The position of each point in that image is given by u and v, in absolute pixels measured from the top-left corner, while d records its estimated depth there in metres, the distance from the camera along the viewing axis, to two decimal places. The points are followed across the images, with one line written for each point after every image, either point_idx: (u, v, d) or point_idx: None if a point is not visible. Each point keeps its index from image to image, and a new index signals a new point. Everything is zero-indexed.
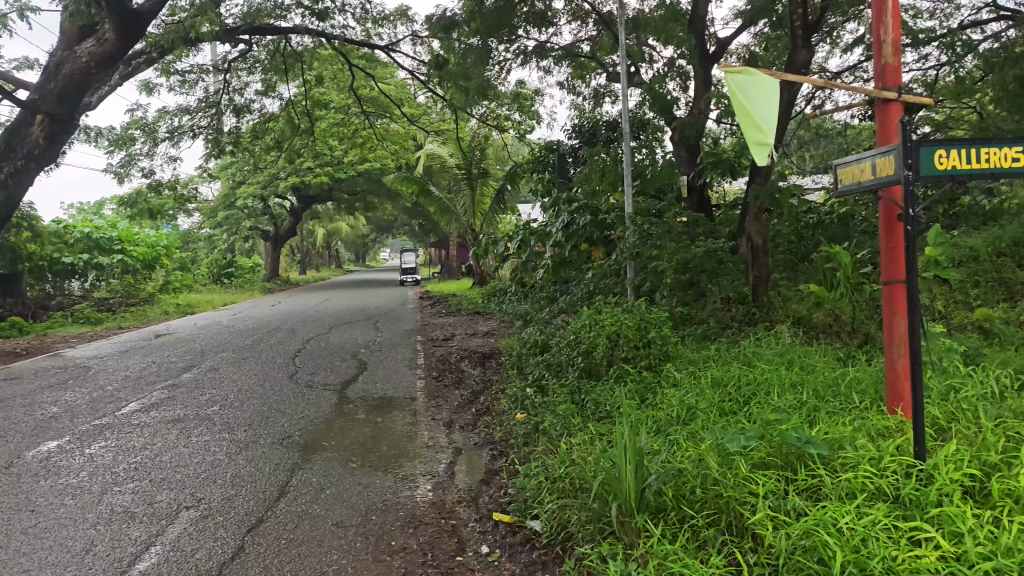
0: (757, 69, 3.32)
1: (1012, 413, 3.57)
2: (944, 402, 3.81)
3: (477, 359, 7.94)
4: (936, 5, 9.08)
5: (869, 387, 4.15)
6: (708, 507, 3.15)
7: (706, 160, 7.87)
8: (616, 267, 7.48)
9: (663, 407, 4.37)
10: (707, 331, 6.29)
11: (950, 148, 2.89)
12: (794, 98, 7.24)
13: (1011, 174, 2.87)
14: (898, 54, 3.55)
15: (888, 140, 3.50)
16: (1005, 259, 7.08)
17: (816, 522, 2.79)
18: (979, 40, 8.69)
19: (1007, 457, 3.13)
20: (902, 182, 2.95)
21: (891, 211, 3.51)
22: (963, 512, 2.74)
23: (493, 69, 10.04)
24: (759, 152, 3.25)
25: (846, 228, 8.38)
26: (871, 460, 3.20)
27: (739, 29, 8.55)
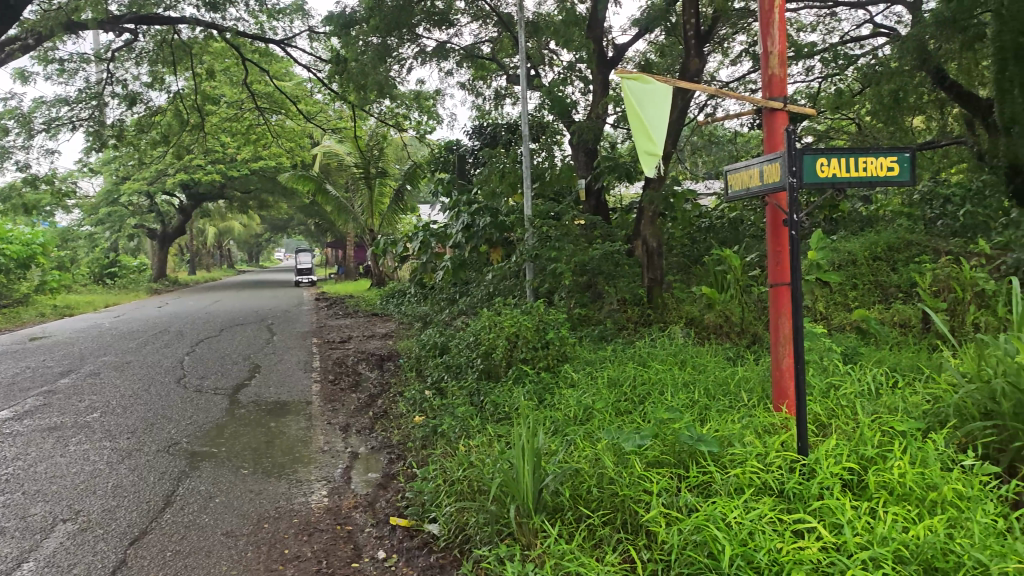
0: (652, 76, 3.38)
1: (888, 409, 3.77)
2: (826, 400, 3.99)
3: (375, 361, 7.84)
4: (820, 20, 9.52)
5: (756, 386, 4.30)
6: (604, 507, 3.20)
7: (603, 164, 8.00)
8: (515, 268, 7.51)
9: (560, 408, 4.41)
10: (603, 332, 6.39)
11: (831, 157, 3.03)
12: (687, 106, 7.44)
13: (887, 182, 3.03)
14: (784, 66, 3.70)
15: (774, 148, 3.63)
16: (881, 263, 7.46)
17: (706, 517, 2.87)
18: (858, 55, 9.15)
19: (882, 450, 3.30)
20: (787, 189, 3.07)
21: (777, 215, 3.65)
22: (843, 504, 2.87)
23: (393, 68, 9.91)
24: (648, 161, 3.35)
25: (736, 232, 8.68)
26: (758, 455, 3.31)
27: (635, 36, 8.73)
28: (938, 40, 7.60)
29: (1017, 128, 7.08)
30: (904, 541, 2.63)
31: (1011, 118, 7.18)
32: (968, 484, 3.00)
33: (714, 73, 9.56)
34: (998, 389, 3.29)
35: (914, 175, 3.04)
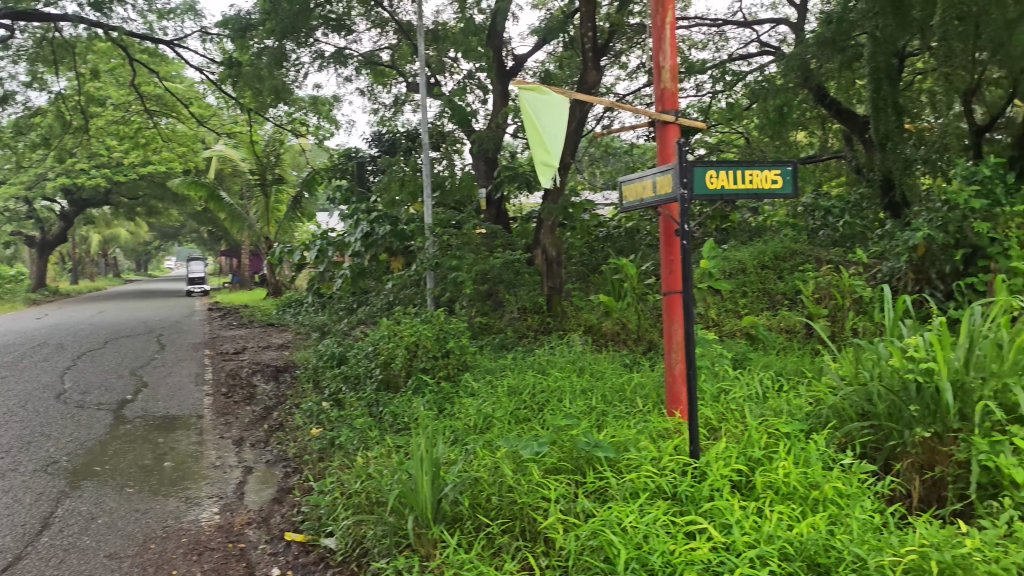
0: (549, 88, 3.44)
1: (774, 412, 3.93)
2: (716, 404, 4.11)
3: (271, 373, 7.63)
4: (709, 38, 9.87)
5: (651, 392, 4.40)
6: (502, 515, 3.21)
7: (502, 173, 8.06)
8: (416, 277, 7.47)
9: (459, 417, 4.41)
10: (504, 340, 6.42)
11: (719, 169, 3.16)
12: (585, 117, 7.58)
13: (771, 194, 3.19)
14: (675, 79, 3.80)
15: (666, 160, 3.74)
16: (768, 271, 7.74)
17: (602, 522, 2.93)
18: (746, 72, 9.54)
19: (769, 452, 3.43)
20: (678, 200, 3.14)
21: (669, 226, 3.76)
22: (731, 505, 2.98)
23: (290, 72, 9.60)
24: (544, 172, 3.37)
25: (633, 241, 8.88)
26: (652, 459, 3.39)
27: (534, 48, 8.83)
28: (820, 60, 8.03)
29: (890, 144, 7.55)
30: (789, 539, 2.75)
31: (885, 135, 7.65)
32: (848, 482, 3.15)
33: (611, 86, 9.76)
34: (874, 391, 3.48)
35: (796, 186, 3.25)
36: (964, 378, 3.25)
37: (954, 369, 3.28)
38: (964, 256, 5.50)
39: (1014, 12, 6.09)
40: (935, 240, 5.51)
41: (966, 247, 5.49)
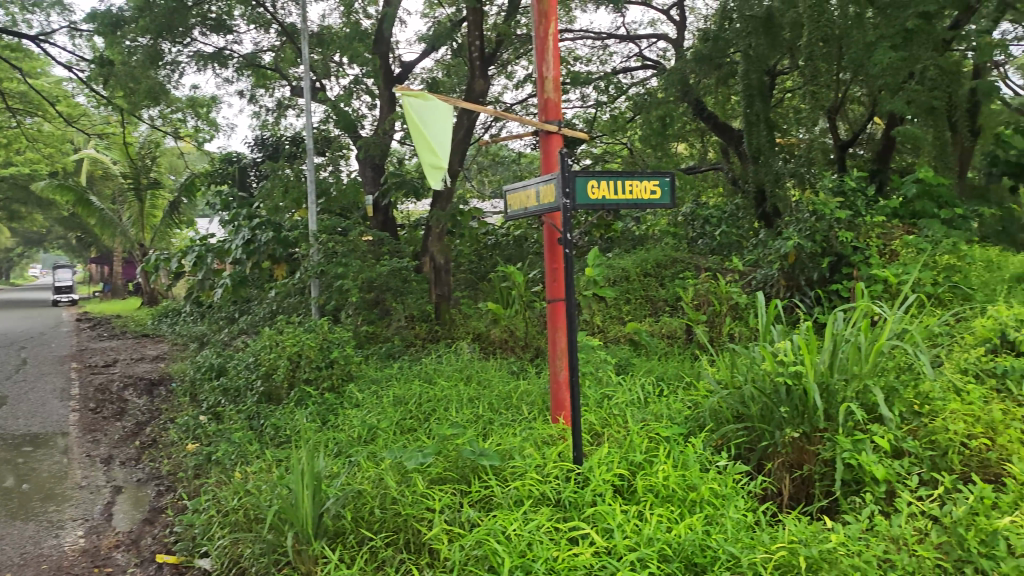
0: (433, 95, 3.42)
1: (655, 416, 4.02)
2: (600, 410, 4.18)
3: (144, 386, 7.26)
4: (593, 51, 10.07)
5: (537, 399, 4.43)
6: (386, 527, 3.15)
7: (389, 180, 7.99)
8: (300, 285, 7.29)
9: (344, 429, 4.31)
10: (390, 350, 6.34)
11: (601, 179, 3.22)
12: (473, 125, 7.60)
13: (650, 204, 3.31)
14: (559, 90, 3.84)
15: (549, 170, 3.77)
16: (651, 278, 7.94)
17: (487, 531, 2.92)
18: (628, 85, 9.80)
19: (649, 456, 3.51)
20: (562, 209, 3.19)
21: (553, 234, 3.80)
22: (613, 509, 3.03)
23: (165, 71, 9.20)
24: (434, 175, 3.36)
25: (521, 249, 8.94)
26: (537, 466, 3.41)
27: (421, 55, 8.76)
28: (698, 75, 8.36)
29: (763, 158, 7.87)
30: (667, 540, 2.83)
31: (758, 149, 7.95)
32: (723, 482, 3.26)
33: (498, 95, 9.80)
34: (747, 394, 3.62)
35: (674, 197, 3.37)
36: (828, 380, 3.43)
37: (821, 372, 3.46)
38: (830, 264, 5.83)
39: (874, 37, 6.64)
40: (804, 248, 5.79)
41: (832, 255, 5.80)
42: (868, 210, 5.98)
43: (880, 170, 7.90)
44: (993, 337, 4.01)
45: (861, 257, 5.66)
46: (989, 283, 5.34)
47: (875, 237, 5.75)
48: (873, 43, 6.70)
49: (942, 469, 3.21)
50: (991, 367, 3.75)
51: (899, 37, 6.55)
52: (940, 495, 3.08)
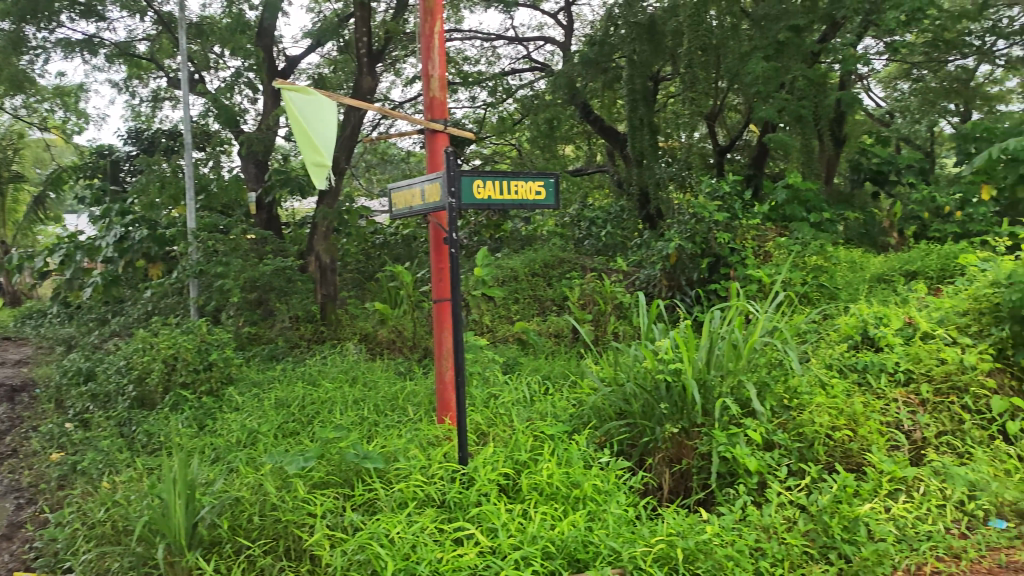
0: (315, 90, 3.35)
1: (540, 415, 4.07)
2: (486, 409, 4.18)
3: (4, 392, 6.79)
4: (482, 52, 10.11)
5: (423, 400, 4.40)
6: (264, 535, 3.04)
7: (273, 177, 7.77)
8: (178, 284, 7.00)
9: (222, 434, 4.16)
10: (273, 351, 6.18)
11: (485, 179, 3.22)
12: (360, 122, 7.48)
13: (534, 205, 3.32)
14: (444, 89, 3.83)
15: (435, 169, 3.75)
16: (539, 277, 8.01)
17: (370, 535, 2.88)
18: (516, 86, 9.89)
19: (534, 455, 3.54)
20: (447, 209, 3.18)
21: (439, 233, 3.78)
22: (498, 508, 3.04)
23: (29, 57, 8.63)
24: (318, 173, 3.27)
25: (409, 249, 8.86)
26: (422, 468, 3.38)
27: (307, 50, 8.55)
28: (585, 79, 8.54)
29: (645, 162, 8.11)
30: (550, 537, 2.85)
31: (641, 152, 8.17)
32: (605, 479, 3.32)
33: (386, 93, 9.69)
34: (629, 391, 3.70)
35: (558, 198, 3.40)
36: (705, 376, 3.55)
37: (699, 368, 3.57)
38: (709, 264, 6.04)
39: (747, 47, 7.07)
40: (685, 249, 5.99)
41: (710, 256, 6.02)
42: (744, 213, 6.24)
43: (755, 175, 8.25)
44: (855, 334, 4.24)
45: (737, 258, 5.89)
46: (852, 282, 5.67)
47: (750, 238, 6.00)
48: (747, 54, 7.11)
49: (809, 460, 3.38)
50: (853, 363, 3.97)
51: (772, 48, 6.98)
52: (807, 485, 3.24)
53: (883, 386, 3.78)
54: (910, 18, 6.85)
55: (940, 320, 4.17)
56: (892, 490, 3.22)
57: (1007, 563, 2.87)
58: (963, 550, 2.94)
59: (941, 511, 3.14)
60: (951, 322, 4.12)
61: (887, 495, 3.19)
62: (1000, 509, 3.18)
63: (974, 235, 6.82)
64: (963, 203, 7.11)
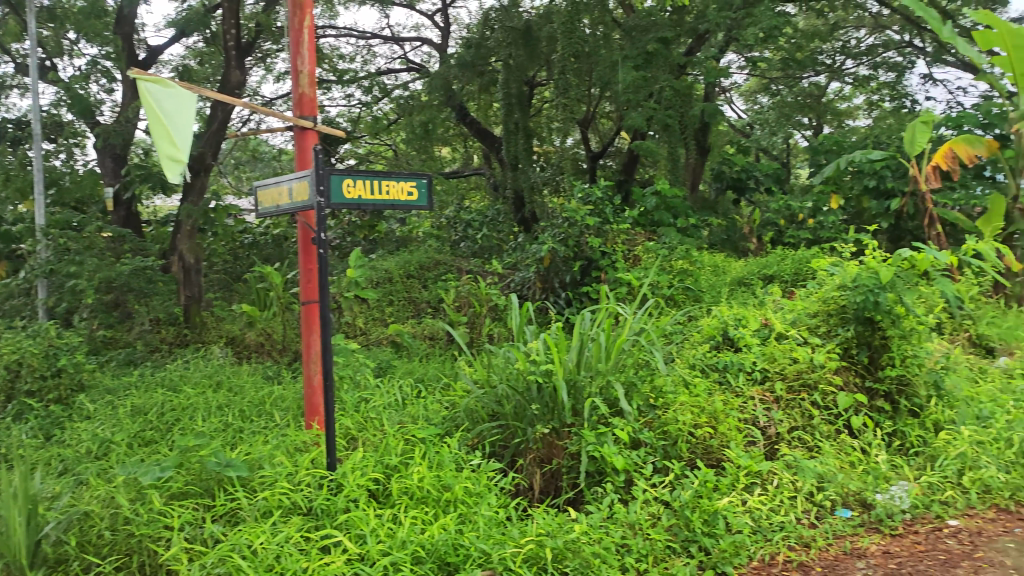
0: (175, 81, 3.19)
1: (412, 418, 4.03)
2: (357, 413, 4.09)
3: None
4: (357, 49, 9.95)
5: (291, 405, 4.28)
6: (116, 551, 2.86)
7: (132, 172, 7.37)
8: (24, 284, 6.51)
9: (70, 444, 3.90)
10: (130, 356, 5.85)
11: (356, 178, 3.17)
12: (228, 117, 7.19)
13: (405, 205, 3.28)
14: (314, 85, 3.74)
15: (304, 167, 3.65)
16: (414, 280, 7.92)
17: (231, 547, 2.77)
18: (392, 87, 9.77)
19: (405, 458, 3.49)
20: (315, 208, 3.09)
21: (307, 233, 3.68)
22: (367, 514, 2.98)
23: None
24: (172, 168, 3.13)
25: (280, 249, 8.61)
26: (288, 475, 3.28)
27: (171, 40, 8.16)
28: (461, 81, 8.57)
29: (520, 165, 8.20)
30: (421, 542, 2.82)
31: (516, 156, 8.26)
32: (476, 481, 3.32)
33: (256, 89, 9.38)
34: (501, 393, 3.71)
35: (430, 200, 3.38)
36: (576, 377, 3.61)
37: (569, 369, 3.62)
38: (581, 267, 6.15)
39: (618, 56, 7.30)
40: (558, 252, 6.08)
41: (583, 259, 6.14)
42: (614, 217, 6.40)
43: (626, 181, 8.49)
44: (716, 335, 4.42)
45: (608, 261, 6.04)
46: (715, 286, 5.92)
47: (620, 243, 6.16)
48: (618, 63, 7.33)
49: (673, 457, 3.49)
50: (714, 362, 4.13)
51: (640, 58, 7.29)
52: (671, 481, 3.35)
53: (742, 384, 3.96)
54: (767, 35, 7.24)
55: (793, 321, 4.41)
56: (749, 484, 3.37)
57: (851, 549, 3.06)
58: (812, 539, 3.11)
59: (793, 503, 3.31)
60: (802, 324, 4.36)
61: (744, 489, 3.34)
62: (845, 499, 3.39)
63: (824, 241, 7.26)
64: (814, 211, 7.56)
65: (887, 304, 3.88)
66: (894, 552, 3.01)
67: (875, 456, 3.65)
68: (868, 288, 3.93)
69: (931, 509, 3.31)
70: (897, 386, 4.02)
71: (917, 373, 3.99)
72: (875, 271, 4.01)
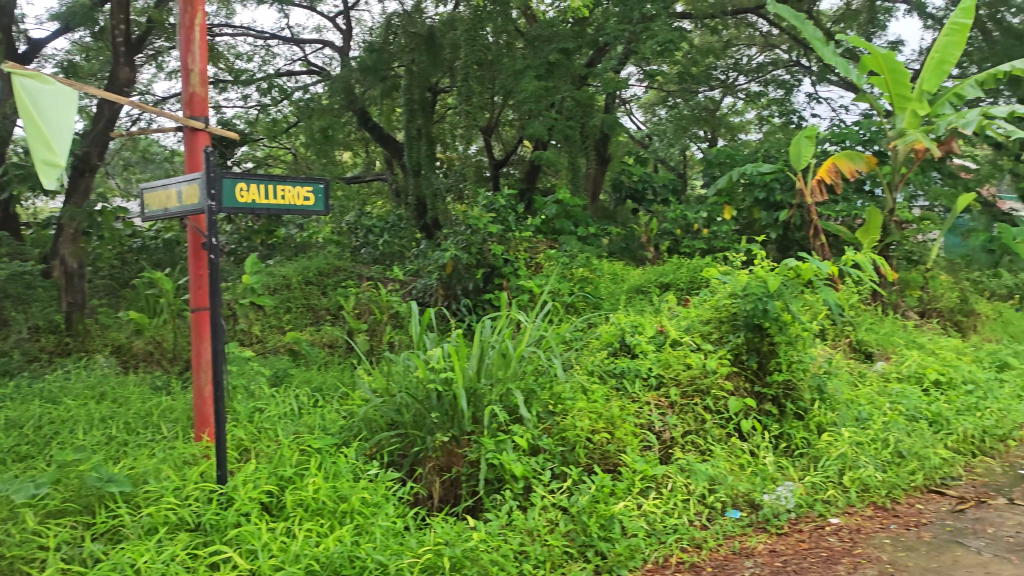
0: (52, 79, 3.05)
1: (308, 428, 3.93)
2: (250, 424, 3.97)
3: None
4: (254, 49, 9.71)
5: (181, 416, 4.12)
6: None
7: (11, 170, 6.95)
8: None
9: None
10: (5, 367, 5.50)
11: (249, 182, 3.08)
12: (116, 116, 6.90)
13: (300, 210, 3.22)
14: (205, 85, 3.62)
15: (194, 169, 3.53)
16: (312, 287, 7.74)
17: (112, 566, 2.63)
18: (292, 89, 9.52)
19: (301, 470, 3.40)
20: (206, 212, 2.97)
21: (198, 238, 3.56)
22: (258, 528, 2.89)
23: None
24: (47, 172, 2.91)
25: (171, 254, 8.29)
26: (174, 490, 3.15)
27: (54, 34, 7.76)
28: (363, 85, 8.47)
29: (423, 172, 8.16)
30: (315, 555, 2.75)
31: (418, 163, 8.22)
32: (373, 491, 3.26)
33: (146, 87, 9.03)
34: (400, 401, 3.65)
35: (327, 205, 3.32)
36: (476, 385, 3.58)
37: (469, 377, 3.59)
38: (483, 274, 6.13)
39: (521, 65, 7.38)
40: (460, 259, 6.06)
41: (485, 266, 6.13)
42: (516, 225, 6.45)
43: (529, 189, 8.57)
44: (614, 342, 4.49)
45: (510, 269, 6.08)
46: (613, 293, 6.04)
47: (522, 250, 6.22)
48: (520, 72, 7.41)
49: (571, 463, 3.53)
50: (612, 368, 4.20)
51: (542, 68, 7.39)
52: (568, 487, 3.38)
53: (638, 390, 4.04)
54: (663, 49, 7.45)
55: (687, 328, 4.53)
56: (644, 488, 3.44)
57: (740, 549, 3.16)
58: (704, 540, 3.20)
59: (685, 505, 3.40)
60: (696, 331, 4.49)
61: (639, 492, 3.40)
62: (734, 500, 3.50)
63: (718, 251, 7.50)
64: (709, 222, 7.81)
65: (776, 311, 4.03)
66: (779, 550, 3.13)
67: (763, 458, 3.79)
68: (756, 296, 4.07)
69: (814, 508, 3.46)
70: (784, 391, 4.19)
71: (802, 377, 4.18)
72: (763, 279, 4.16)
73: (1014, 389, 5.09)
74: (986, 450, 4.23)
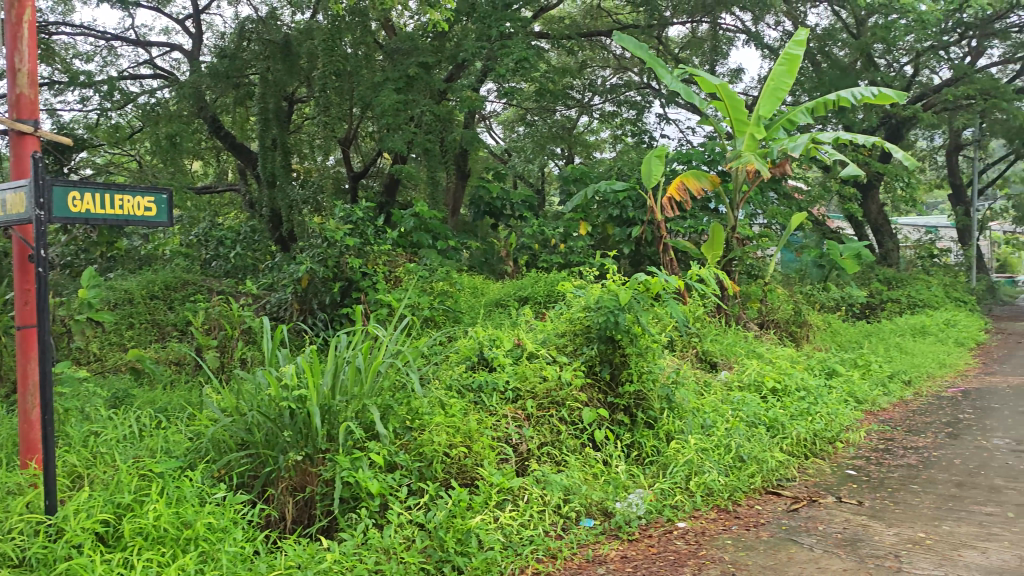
0: None
1: (150, 451, 3.72)
2: (84, 449, 3.70)
3: None
4: (95, 49, 9.16)
5: (6, 443, 3.80)
6: None
7: None
8: None
9: None
10: None
11: (83, 192, 2.87)
12: None
13: (141, 221, 3.04)
14: (35, 86, 3.36)
15: (20, 176, 3.28)
16: (158, 301, 7.34)
17: None
18: (136, 93, 9.08)
19: (141, 495, 3.20)
20: (33, 222, 2.75)
21: (24, 249, 3.30)
22: (92, 560, 2.70)
23: None
24: None
25: None
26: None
27: None
28: (214, 92, 8.20)
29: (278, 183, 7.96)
30: None
31: (273, 173, 7.99)
32: (220, 515, 3.12)
33: None
34: (251, 420, 3.50)
35: (170, 216, 3.17)
36: (331, 402, 3.49)
37: (324, 394, 3.49)
38: (340, 288, 6.03)
39: (379, 78, 7.44)
40: (316, 272, 5.93)
41: (342, 280, 6.02)
42: (374, 239, 6.36)
43: (388, 203, 8.52)
44: (472, 356, 4.50)
45: (368, 282, 6.00)
46: (473, 307, 6.16)
47: (380, 263, 6.16)
48: (378, 85, 7.48)
49: (428, 478, 3.51)
50: (470, 382, 4.20)
51: (402, 81, 7.49)
52: (425, 503, 3.36)
53: (495, 403, 4.07)
54: (518, 66, 7.63)
55: (542, 341, 4.61)
56: (501, 501, 3.46)
57: (593, 557, 3.23)
58: (558, 550, 3.26)
59: (541, 516, 3.45)
60: (552, 344, 4.57)
61: (495, 505, 3.42)
62: (588, 509, 3.59)
63: (574, 265, 7.68)
64: (565, 236, 8.00)
65: (626, 324, 4.15)
66: (630, 556, 3.23)
67: (615, 467, 3.90)
68: (609, 309, 4.18)
69: (663, 513, 3.60)
70: (635, 401, 4.36)
71: (652, 387, 4.34)
72: (616, 292, 4.27)
73: (841, 394, 5.50)
74: (816, 451, 4.55)
